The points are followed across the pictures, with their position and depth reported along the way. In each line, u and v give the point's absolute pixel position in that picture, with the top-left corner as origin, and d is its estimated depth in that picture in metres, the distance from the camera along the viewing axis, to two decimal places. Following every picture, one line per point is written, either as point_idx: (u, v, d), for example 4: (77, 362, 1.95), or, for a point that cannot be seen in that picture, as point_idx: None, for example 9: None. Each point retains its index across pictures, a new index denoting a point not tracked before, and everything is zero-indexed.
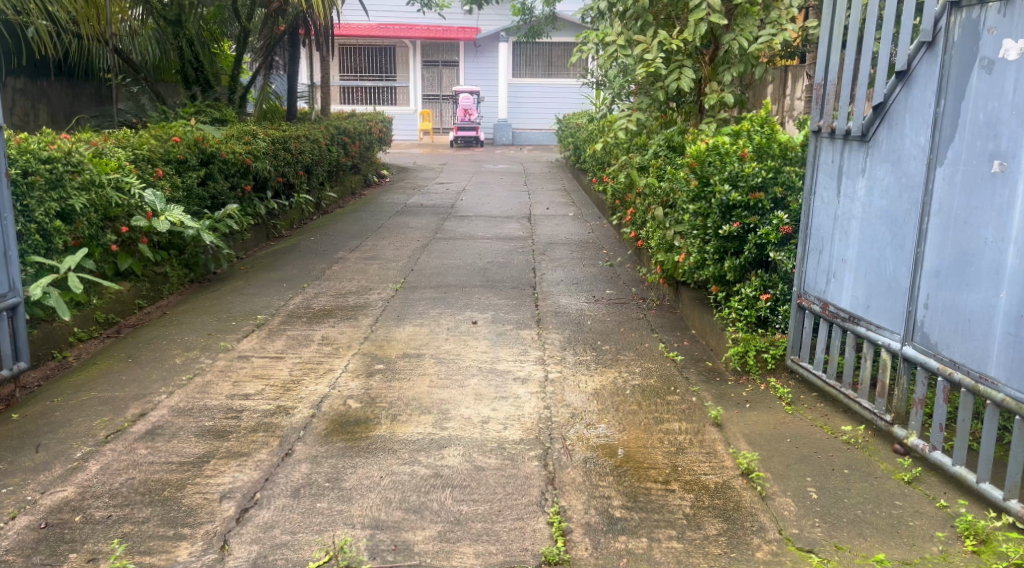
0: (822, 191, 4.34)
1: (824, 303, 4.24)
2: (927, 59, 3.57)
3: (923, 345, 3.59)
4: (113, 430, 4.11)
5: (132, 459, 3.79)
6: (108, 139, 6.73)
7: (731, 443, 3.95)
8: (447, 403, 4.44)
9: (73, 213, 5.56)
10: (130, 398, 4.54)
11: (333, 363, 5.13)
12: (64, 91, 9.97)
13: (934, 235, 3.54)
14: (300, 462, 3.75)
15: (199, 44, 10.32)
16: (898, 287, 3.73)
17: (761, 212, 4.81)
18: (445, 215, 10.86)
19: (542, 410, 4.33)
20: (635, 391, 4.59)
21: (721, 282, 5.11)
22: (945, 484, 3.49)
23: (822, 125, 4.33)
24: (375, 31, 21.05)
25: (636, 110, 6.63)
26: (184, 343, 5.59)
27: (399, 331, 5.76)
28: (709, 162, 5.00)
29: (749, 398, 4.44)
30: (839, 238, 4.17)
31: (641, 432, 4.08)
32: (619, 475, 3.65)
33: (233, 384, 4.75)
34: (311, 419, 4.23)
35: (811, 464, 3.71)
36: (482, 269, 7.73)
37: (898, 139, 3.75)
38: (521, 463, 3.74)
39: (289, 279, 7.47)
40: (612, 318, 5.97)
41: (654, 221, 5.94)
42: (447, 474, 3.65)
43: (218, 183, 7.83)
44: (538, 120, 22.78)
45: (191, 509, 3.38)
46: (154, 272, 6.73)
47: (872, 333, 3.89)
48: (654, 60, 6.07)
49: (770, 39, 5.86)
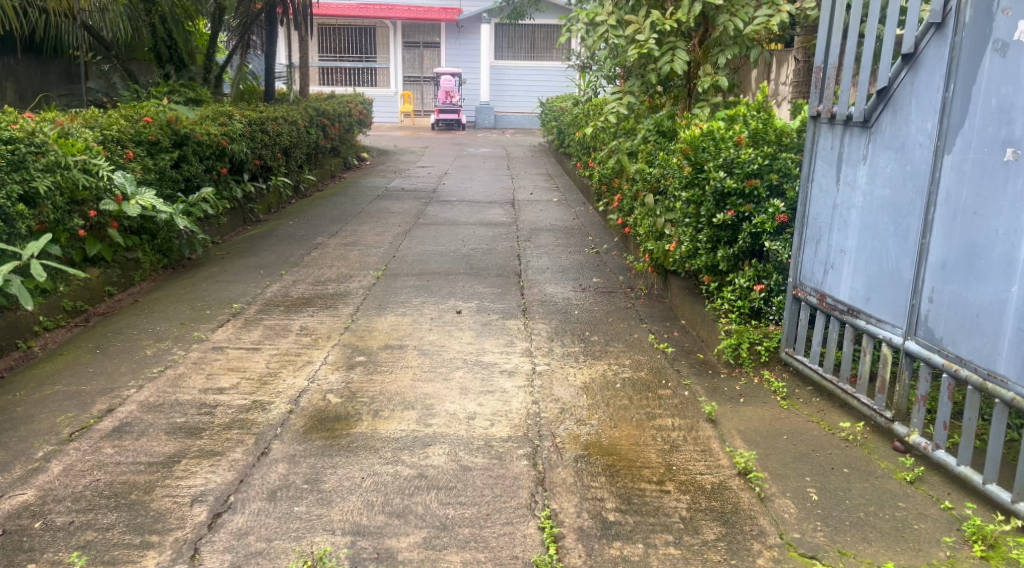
0: (821, 178, 4.18)
1: (821, 295, 4.11)
2: (936, 41, 3.41)
3: (927, 341, 3.44)
4: (78, 427, 3.89)
5: (98, 459, 3.55)
6: (74, 119, 6.53)
7: (726, 440, 3.81)
8: (430, 397, 4.27)
9: (38, 196, 5.40)
10: (97, 392, 4.33)
11: (312, 355, 4.94)
12: (32, 68, 9.83)
13: (940, 226, 3.39)
14: (277, 462, 3.56)
15: (173, 22, 10.21)
16: (901, 279, 3.58)
17: (756, 199, 4.62)
18: (428, 200, 10.65)
19: (530, 405, 4.18)
20: (625, 384, 4.45)
21: (714, 272, 4.97)
22: (950, 484, 3.36)
23: (821, 110, 4.16)
24: (355, 9, 20.64)
25: (626, 92, 6.30)
26: (155, 333, 5.40)
27: (380, 321, 5.59)
28: (702, 148, 4.85)
29: (743, 392, 4.30)
30: (838, 228, 4.02)
31: (633, 428, 3.94)
32: (612, 475, 3.50)
33: (207, 378, 4.55)
34: (289, 415, 4.05)
35: (810, 463, 3.57)
36: (466, 255, 7.56)
37: (903, 125, 3.60)
38: (510, 463, 3.58)
39: (265, 266, 7.26)
40: (599, 307, 5.84)
41: (645, 210, 5.81)
42: (432, 475, 3.47)
43: (193, 165, 7.64)
44: (520, 103, 22.57)
45: (160, 514, 3.17)
46: (124, 257, 6.58)
47: (872, 326, 3.75)
48: (646, 41, 5.85)
49: (766, 20, 5.63)
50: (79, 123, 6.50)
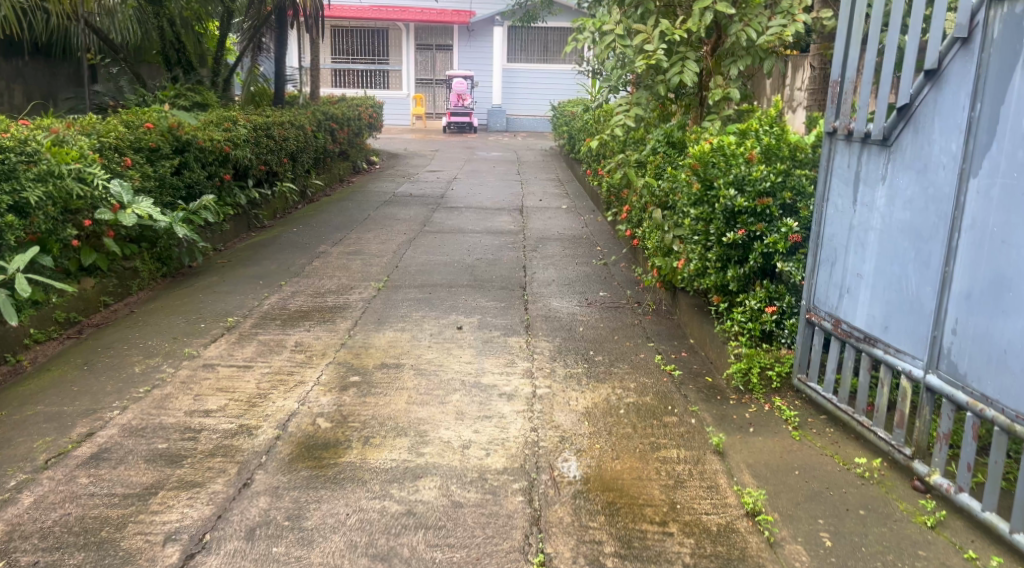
0: (836, 198, 3.96)
1: (836, 320, 3.89)
2: (961, 57, 3.21)
3: (949, 375, 3.24)
4: (54, 453, 3.73)
5: (71, 491, 3.39)
6: (70, 126, 6.39)
7: (734, 475, 3.60)
8: (425, 423, 4.08)
9: (29, 206, 5.26)
10: (79, 414, 4.16)
11: (304, 375, 4.75)
12: (41, 70, 9.70)
13: (965, 254, 3.17)
14: (259, 495, 3.38)
15: (181, 25, 10.10)
16: (922, 308, 3.37)
17: (768, 218, 4.41)
18: (435, 206, 10.48)
19: (528, 433, 3.98)
20: (629, 410, 4.25)
21: (723, 292, 4.75)
22: (974, 530, 3.15)
23: (837, 126, 3.95)
24: (368, 12, 20.49)
25: (634, 104, 6.07)
26: (146, 348, 5.24)
27: (378, 337, 5.42)
28: (712, 163, 4.65)
29: (753, 421, 4.08)
30: (854, 250, 3.80)
31: (637, 461, 3.73)
32: (612, 514, 3.31)
33: (194, 399, 4.38)
34: (276, 441, 3.87)
35: (823, 503, 3.36)
36: (470, 266, 7.38)
37: (924, 145, 3.38)
38: (503, 499, 3.39)
39: (265, 276, 7.10)
40: (605, 323, 5.64)
41: (652, 224, 5.60)
42: (420, 512, 3.29)
43: (194, 172, 7.48)
44: (532, 107, 22.40)
45: (130, 555, 3.01)
46: (121, 267, 6.43)
47: (890, 356, 3.53)
48: (655, 51, 5.63)
49: (780, 30, 5.43)
50: (75, 130, 6.36)
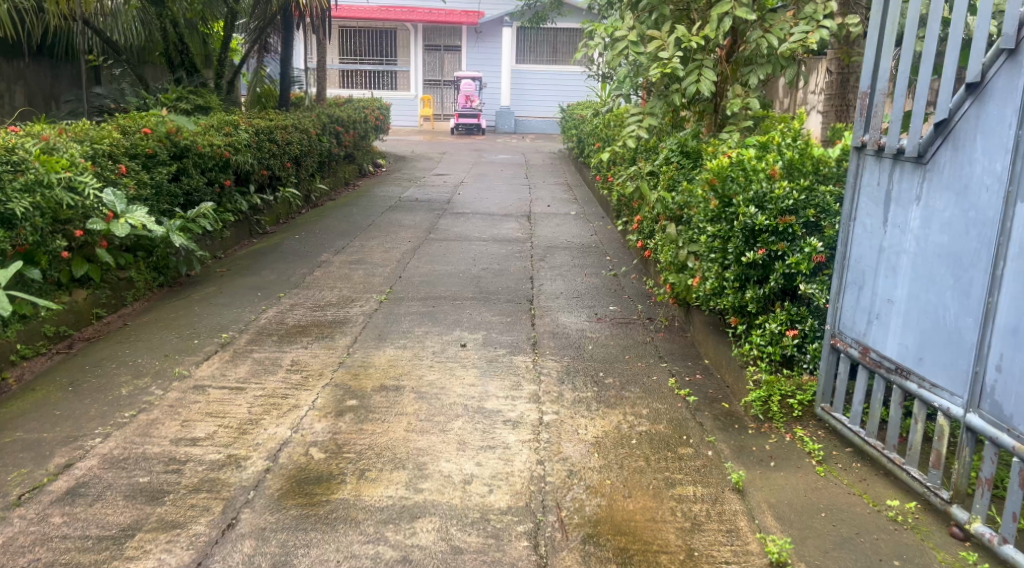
0: (864, 218, 3.70)
1: (863, 348, 3.63)
2: (1008, 69, 2.97)
3: (993, 416, 2.98)
4: (28, 487, 3.51)
5: (42, 533, 3.20)
6: (63, 133, 6.17)
7: (755, 516, 3.35)
8: (424, 454, 3.83)
9: (14, 217, 5.02)
10: (59, 441, 3.94)
11: (299, 398, 4.51)
12: (43, 71, 9.44)
13: (1012, 284, 2.92)
14: (243, 539, 3.17)
15: (184, 25, 9.88)
16: (962, 341, 3.11)
17: (790, 237, 4.17)
18: (441, 212, 10.23)
19: (534, 466, 3.73)
20: (641, 440, 3.99)
21: (741, 313, 4.45)
22: None
23: (866, 140, 3.68)
24: (376, 12, 20.25)
25: (647, 113, 5.81)
26: (136, 366, 5.02)
27: (378, 355, 5.18)
28: (730, 178, 4.40)
29: (773, 453, 3.81)
30: (885, 274, 3.53)
31: (650, 499, 3.48)
32: (623, 563, 3.09)
33: (182, 425, 4.14)
34: (265, 474, 3.63)
35: (853, 551, 3.11)
36: (475, 277, 7.12)
37: (965, 164, 3.13)
38: (507, 545, 3.17)
39: (264, 286, 6.87)
40: (616, 341, 5.39)
41: (665, 238, 5.34)
42: (417, 559, 3.08)
43: (193, 178, 7.25)
44: (542, 108, 22.15)
45: None
46: (116, 277, 6.19)
47: (925, 391, 3.27)
48: (670, 59, 5.38)
49: (804, 37, 5.13)
50: (68, 138, 6.13)
